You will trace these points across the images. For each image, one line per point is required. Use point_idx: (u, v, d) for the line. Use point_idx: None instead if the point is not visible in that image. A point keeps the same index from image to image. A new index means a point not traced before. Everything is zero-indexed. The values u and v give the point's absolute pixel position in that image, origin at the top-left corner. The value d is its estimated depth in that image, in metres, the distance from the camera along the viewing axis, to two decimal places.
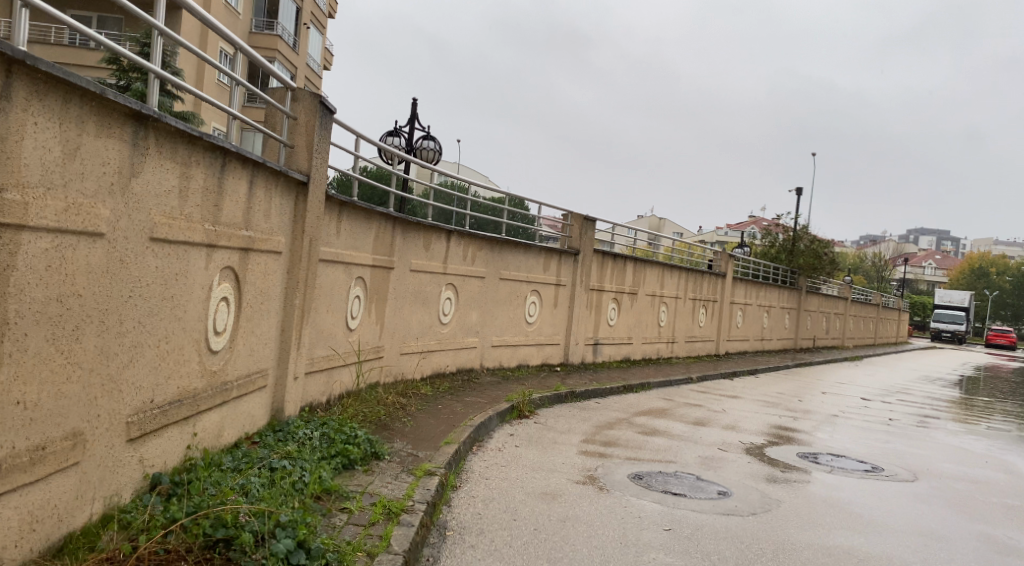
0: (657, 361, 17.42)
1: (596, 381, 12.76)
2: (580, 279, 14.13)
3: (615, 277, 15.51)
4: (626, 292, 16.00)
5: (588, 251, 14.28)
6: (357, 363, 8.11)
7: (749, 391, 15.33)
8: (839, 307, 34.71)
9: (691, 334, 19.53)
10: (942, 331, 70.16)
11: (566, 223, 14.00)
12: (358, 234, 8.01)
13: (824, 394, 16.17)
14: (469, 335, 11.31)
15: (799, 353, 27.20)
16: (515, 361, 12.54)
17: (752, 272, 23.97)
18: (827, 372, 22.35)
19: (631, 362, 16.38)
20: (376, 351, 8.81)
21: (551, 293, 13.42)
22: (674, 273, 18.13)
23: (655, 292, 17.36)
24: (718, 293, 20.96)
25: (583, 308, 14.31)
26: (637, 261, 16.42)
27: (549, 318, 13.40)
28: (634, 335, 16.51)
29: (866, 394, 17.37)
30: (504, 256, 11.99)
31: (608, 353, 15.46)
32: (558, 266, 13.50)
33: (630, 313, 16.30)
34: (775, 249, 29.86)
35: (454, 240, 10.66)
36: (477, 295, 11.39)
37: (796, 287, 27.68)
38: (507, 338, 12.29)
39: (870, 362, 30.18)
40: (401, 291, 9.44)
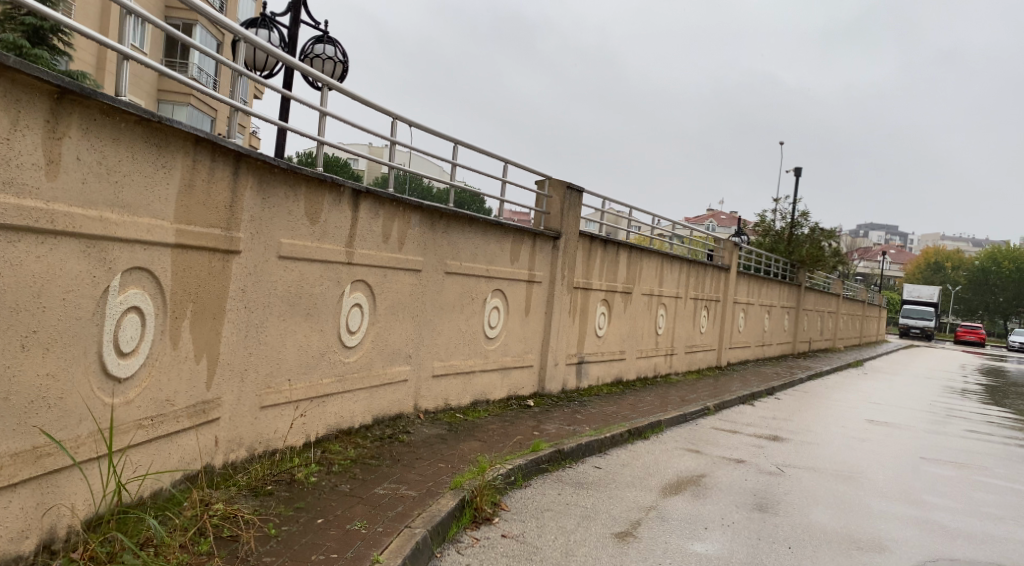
0: (655, 380, 13.38)
1: (587, 424, 8.63)
2: (562, 274, 9.99)
3: (606, 270, 11.42)
4: (618, 289, 11.89)
5: (573, 234, 10.15)
6: (123, 452, 3.87)
7: (785, 426, 11.37)
8: (831, 305, 31.26)
9: (692, 343, 15.56)
10: (912, 328, 67.93)
11: (542, 193, 9.83)
12: (127, 179, 3.76)
13: (876, 427, 12.29)
14: (396, 362, 7.11)
15: (799, 359, 23.51)
16: (469, 397, 8.37)
17: (753, 265, 20.16)
18: (845, 386, 18.58)
19: (624, 383, 12.30)
20: (193, 414, 4.57)
21: (522, 294, 9.26)
22: (674, 266, 14.14)
23: (654, 291, 13.32)
24: (721, 291, 17.04)
25: (565, 315, 10.20)
26: (632, 250, 12.37)
27: (518, 330, 9.24)
28: (627, 349, 12.44)
29: (919, 421, 13.58)
30: (452, 237, 7.79)
31: (595, 376, 11.38)
32: (531, 254, 9.36)
33: (623, 318, 12.22)
34: (770, 239, 26.13)
35: (367, 208, 6.41)
36: (409, 299, 7.19)
37: (797, 282, 24.00)
38: (458, 362, 8.11)
39: (873, 368, 26.61)
40: (255, 296, 5.20)
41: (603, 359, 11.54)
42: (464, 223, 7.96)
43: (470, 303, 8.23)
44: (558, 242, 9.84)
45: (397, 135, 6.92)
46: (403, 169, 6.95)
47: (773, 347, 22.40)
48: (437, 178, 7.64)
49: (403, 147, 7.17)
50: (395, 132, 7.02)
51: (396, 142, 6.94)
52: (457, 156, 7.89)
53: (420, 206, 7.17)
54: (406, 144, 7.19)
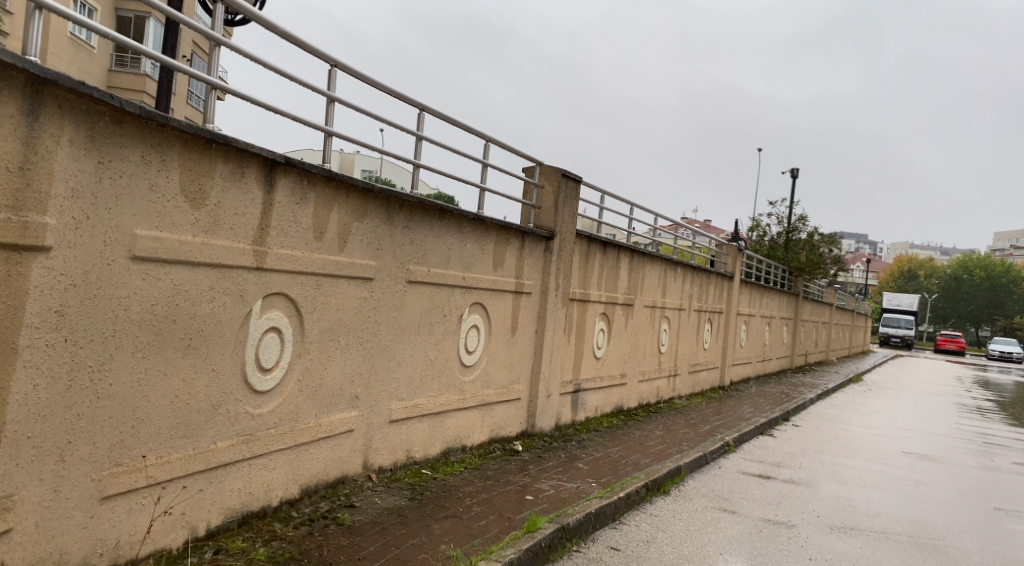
0: (658, 407, 11.46)
1: (592, 479, 6.68)
2: (556, 284, 8.07)
3: (606, 278, 9.51)
4: (619, 300, 9.98)
5: (568, 234, 8.23)
6: None
7: (819, 465, 9.52)
8: (824, 315, 29.63)
9: (696, 360, 13.69)
10: (892, 337, 66.91)
11: (532, 182, 7.91)
12: None
13: (919, 464, 10.49)
14: (336, 407, 5.13)
15: (799, 375, 21.73)
16: (439, 445, 6.39)
17: (754, 273, 18.36)
18: (858, 407, 16.81)
19: (625, 413, 10.36)
20: None
21: (507, 309, 7.31)
22: (678, 273, 12.28)
23: (657, 303, 11.42)
24: (724, 302, 15.23)
25: (560, 335, 8.26)
26: (634, 255, 10.46)
27: (502, 355, 7.29)
28: (628, 372, 10.52)
29: (961, 454, 11.82)
30: (416, 235, 5.82)
31: (593, 407, 9.45)
32: (518, 258, 7.41)
33: (624, 336, 10.31)
34: (765, 245, 24.39)
35: (292, 188, 4.44)
36: (356, 320, 5.21)
37: (795, 291, 22.26)
38: (425, 401, 6.14)
39: (874, 383, 24.96)
40: (83, 322, 3.22)
41: (602, 385, 9.62)
42: (432, 215, 6.00)
43: (440, 322, 6.27)
44: (552, 243, 7.91)
45: (336, 88, 4.96)
46: (343, 135, 5.01)
47: (773, 362, 20.61)
48: (392, 152, 5.70)
49: (345, 106, 5.23)
50: (333, 84, 5.08)
51: (335, 97, 5.01)
52: (420, 125, 5.96)
53: (371, 191, 5.20)
54: (348, 102, 5.25)
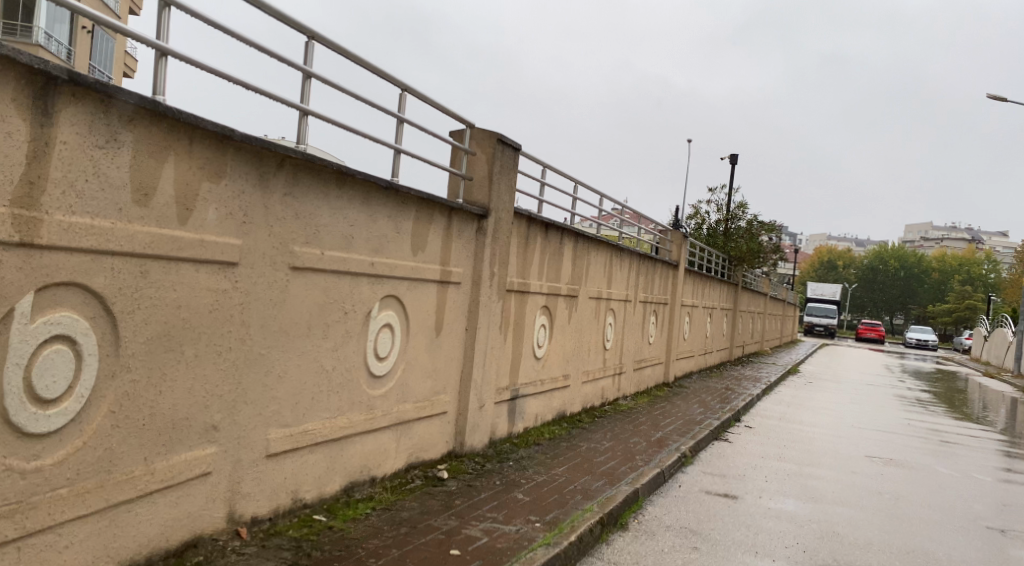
0: (603, 411, 10.19)
1: (535, 516, 5.31)
2: (490, 272, 6.66)
3: (546, 267, 8.15)
4: (561, 290, 8.64)
5: (505, 213, 6.83)
6: None
7: (787, 478, 8.38)
8: (759, 305, 29.00)
9: (641, 357, 12.50)
10: (816, 326, 67.78)
11: (463, 149, 6.46)
12: None
13: (890, 470, 9.47)
14: (181, 445, 3.62)
15: (739, 368, 20.87)
16: (339, 480, 4.93)
17: (696, 262, 17.30)
18: (805, 402, 15.93)
19: (568, 420, 9.05)
20: None
21: (430, 304, 5.87)
22: (623, 261, 11.03)
23: (602, 294, 10.14)
24: (669, 292, 14.09)
25: (494, 333, 6.87)
26: (578, 240, 9.14)
27: (423, 361, 5.85)
28: (571, 373, 9.21)
29: (925, 457, 10.92)
30: (303, 204, 4.33)
31: (532, 416, 8.11)
32: (444, 240, 5.98)
33: (567, 332, 8.98)
34: (703, 233, 23.44)
35: (88, 125, 2.96)
36: (209, 322, 3.71)
37: (734, 281, 21.37)
38: (318, 425, 4.67)
39: (811, 375, 24.37)
40: None
41: (542, 389, 8.28)
42: (325, 179, 4.50)
43: (340, 322, 4.80)
44: (485, 222, 6.50)
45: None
46: (184, 55, 3.53)
47: (714, 355, 19.66)
48: (266, 91, 4.20)
49: (193, 17, 3.74)
50: None
51: None
52: (309, 57, 4.47)
53: (231, 138, 3.70)
54: (196, 12, 3.76)
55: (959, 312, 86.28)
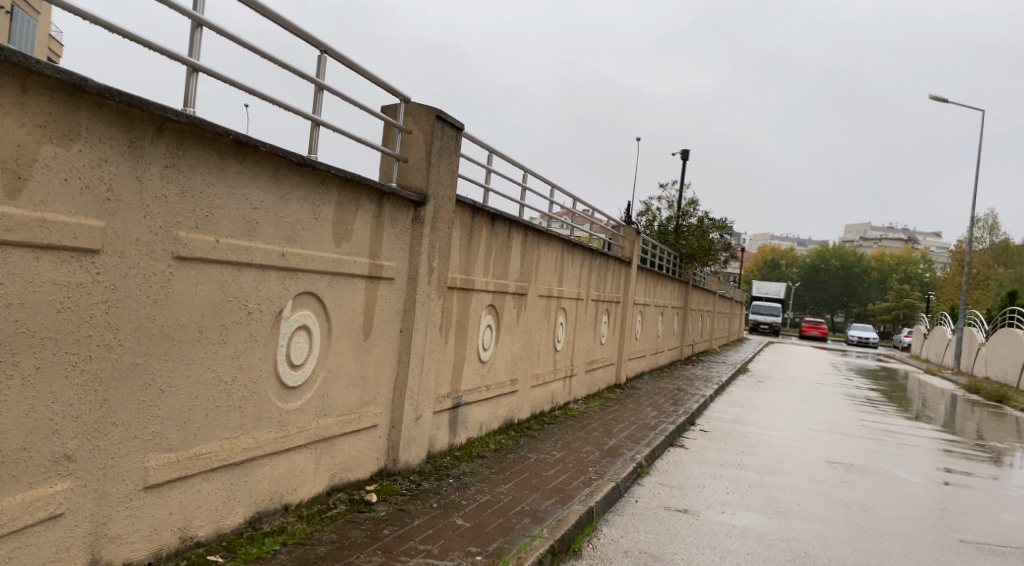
0: (554, 417, 9.54)
1: (475, 547, 4.60)
2: (429, 266, 5.93)
3: (492, 261, 7.45)
4: (509, 288, 7.94)
5: (446, 200, 6.10)
6: None
7: (749, 489, 7.82)
8: (708, 303, 28.77)
9: (593, 357, 11.89)
10: (761, 324, 68.48)
11: (399, 127, 5.71)
12: None
13: (853, 478, 9.00)
14: (14, 480, 2.89)
15: (690, 368, 20.47)
16: (243, 511, 4.16)
17: (648, 259, 16.80)
18: (758, 404, 15.53)
19: (516, 428, 8.36)
20: None
21: (357, 302, 5.12)
22: (575, 257, 10.39)
23: (552, 292, 9.48)
24: (621, 290, 13.52)
25: (434, 335, 6.14)
26: (528, 233, 8.46)
27: (349, 368, 5.10)
28: (519, 377, 8.53)
29: (886, 462, 10.52)
30: (192, 180, 3.57)
31: (476, 425, 7.40)
32: (374, 229, 5.23)
33: (514, 332, 8.28)
34: (654, 230, 23.01)
35: None
36: (55, 324, 2.97)
37: (684, 279, 20.97)
38: (214, 447, 3.90)
39: (761, 374, 24.16)
40: None
41: (487, 395, 7.58)
42: (222, 150, 3.75)
43: (242, 323, 4.03)
44: (423, 210, 5.76)
45: None
46: None
47: (665, 355, 19.21)
48: (140, 38, 3.46)
49: None
50: None
51: None
52: (200, 3, 3.72)
53: (84, 90, 2.95)
54: None
55: (898, 311, 88.25)
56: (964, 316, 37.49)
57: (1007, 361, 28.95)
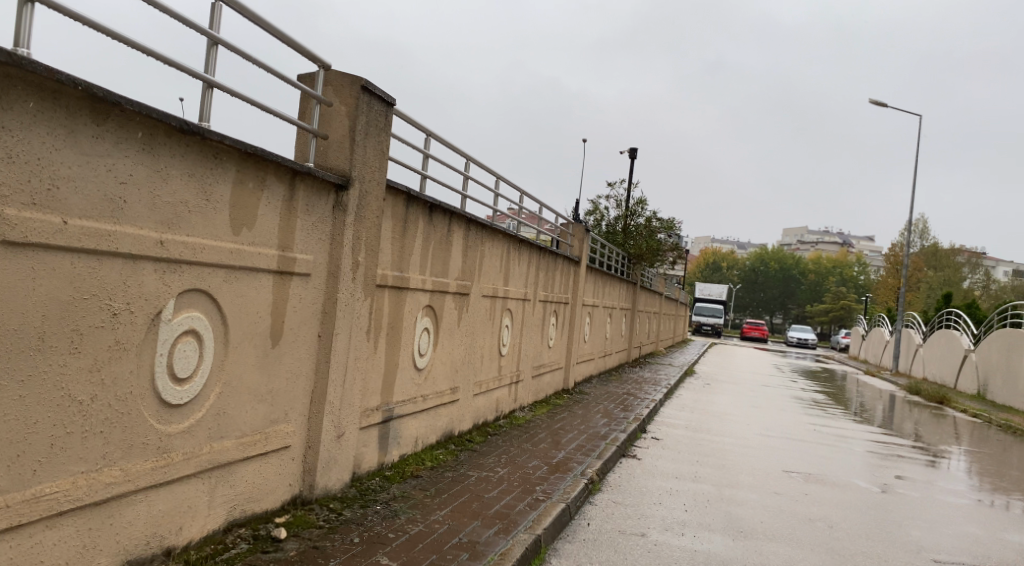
0: (498, 427, 8.81)
1: None
2: (353, 260, 5.14)
3: (430, 257, 6.68)
4: (449, 287, 7.19)
5: (375, 186, 5.32)
6: None
7: (708, 506, 7.18)
8: (656, 304, 28.41)
9: (540, 361, 11.20)
10: (704, 325, 68.95)
11: (318, 100, 4.92)
12: None
13: (814, 490, 8.45)
14: None
15: (639, 370, 19.98)
16: (106, 562, 3.33)
17: (597, 259, 16.21)
18: (710, 408, 15.03)
19: (456, 441, 7.60)
20: None
21: (263, 302, 4.32)
22: (521, 254, 9.67)
23: (497, 292, 8.75)
24: (570, 290, 12.87)
25: (360, 340, 5.35)
26: (470, 227, 7.71)
27: (252, 380, 4.29)
28: (460, 386, 7.78)
29: (844, 470, 10.03)
30: (21, 140, 2.79)
31: (411, 439, 6.62)
32: (284, 215, 4.44)
33: (455, 336, 7.53)
34: (602, 229, 22.49)
35: None
36: None
37: (632, 280, 20.47)
38: (62, 486, 3.08)
39: (709, 376, 23.83)
40: None
41: (424, 406, 6.81)
42: (69, 106, 2.98)
43: (103, 328, 3.21)
44: (345, 195, 4.98)
45: None
46: None
47: (613, 358, 18.66)
48: None
49: None
50: None
51: None
52: None
53: None
54: None
55: (836, 312, 89.98)
56: (902, 318, 37.96)
57: (945, 362, 29.24)
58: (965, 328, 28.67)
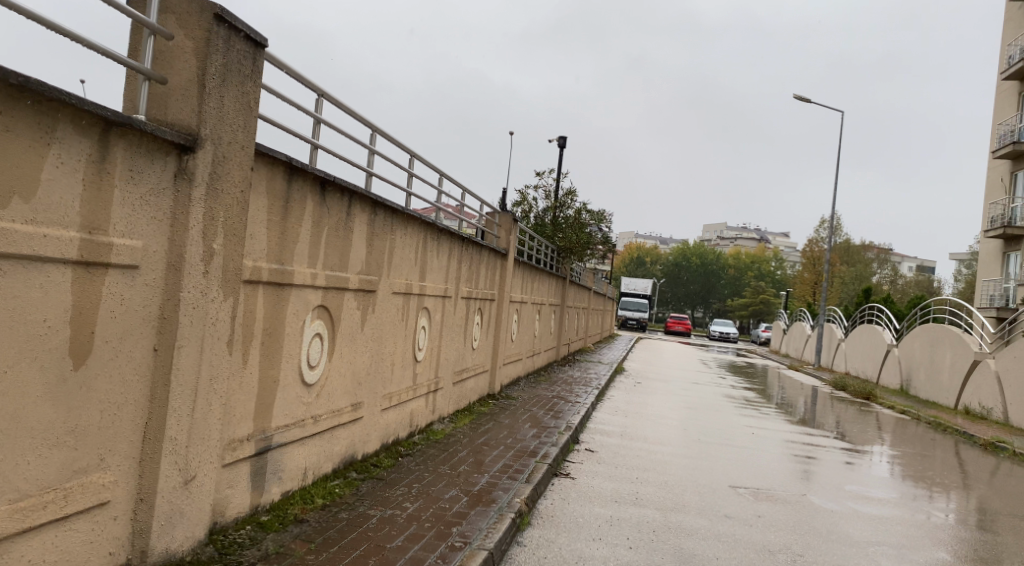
0: (411, 445, 7.61)
1: None
2: (206, 249, 3.88)
3: (322, 246, 5.44)
4: (349, 283, 5.95)
5: (237, 152, 4.06)
6: None
7: (654, 540, 6.10)
8: (585, 300, 27.60)
9: (463, 365, 10.05)
10: (629, 320, 68.99)
11: (153, 31, 3.65)
12: None
13: (766, 509, 7.49)
14: None
15: (569, 369, 19.04)
16: None
17: (525, 251, 15.13)
18: (644, 410, 14.11)
19: (358, 466, 6.38)
20: None
21: (54, 306, 3.05)
22: (440, 245, 8.48)
23: (412, 288, 7.54)
24: (496, 286, 11.74)
25: (220, 354, 4.10)
26: (377, 211, 6.47)
27: (38, 418, 3.02)
28: (364, 401, 6.55)
29: (792, 483, 9.12)
30: None
31: (298, 471, 5.37)
32: (90, 184, 3.18)
33: (357, 342, 6.29)
34: (530, 221, 21.46)
35: None
36: None
37: (562, 275, 19.50)
38: None
39: (639, 374, 23.10)
40: None
41: (316, 429, 5.57)
42: None
43: None
44: (191, 158, 3.73)
45: None
46: None
47: (542, 357, 17.67)
48: None
49: None
50: None
51: None
52: None
53: None
54: None
55: (755, 306, 91.49)
56: (824, 313, 38.13)
57: (868, 357, 29.23)
58: (888, 323, 28.66)
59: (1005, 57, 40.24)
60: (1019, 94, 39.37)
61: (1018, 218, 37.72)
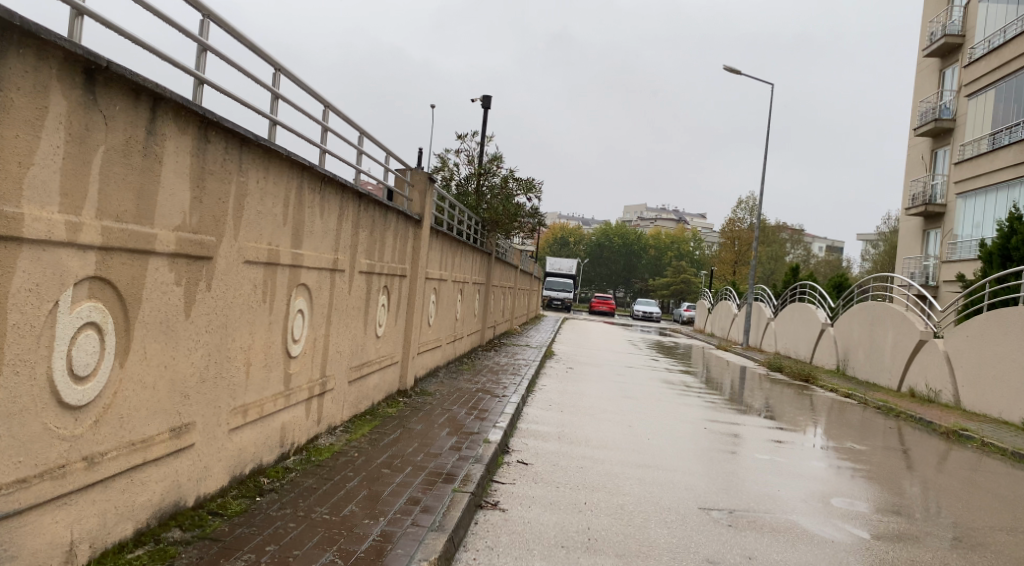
0: (280, 472, 5.55)
1: None
2: None
3: (93, 180, 3.34)
4: (154, 243, 3.83)
5: None
6: None
7: None
8: (511, 279, 25.74)
9: (364, 357, 8.00)
10: (553, 300, 67.52)
11: None
12: None
13: (755, 544, 5.73)
14: None
15: (495, 355, 17.13)
16: None
17: (443, 220, 13.08)
18: (581, 401, 12.31)
19: (186, 518, 4.30)
20: None
21: None
22: (329, 200, 6.39)
23: (280, 256, 5.45)
24: (407, 259, 9.67)
25: None
26: (216, 138, 4.38)
27: None
28: (195, 421, 4.45)
29: (770, 495, 7.40)
30: None
31: (53, 553, 3.28)
32: None
33: (178, 333, 4.18)
34: (452, 190, 19.37)
35: None
36: None
37: (486, 249, 17.52)
38: None
39: (570, 358, 21.41)
40: None
41: (91, 478, 3.47)
42: None
43: None
44: None
45: None
46: None
47: (465, 342, 15.73)
48: None
49: None
50: None
51: None
52: None
53: None
54: None
55: (676, 286, 91.45)
56: (753, 291, 37.24)
57: (800, 336, 28.32)
58: (821, 301, 27.64)
59: (927, 34, 39.95)
60: (940, 70, 39.10)
61: (940, 195, 37.49)
